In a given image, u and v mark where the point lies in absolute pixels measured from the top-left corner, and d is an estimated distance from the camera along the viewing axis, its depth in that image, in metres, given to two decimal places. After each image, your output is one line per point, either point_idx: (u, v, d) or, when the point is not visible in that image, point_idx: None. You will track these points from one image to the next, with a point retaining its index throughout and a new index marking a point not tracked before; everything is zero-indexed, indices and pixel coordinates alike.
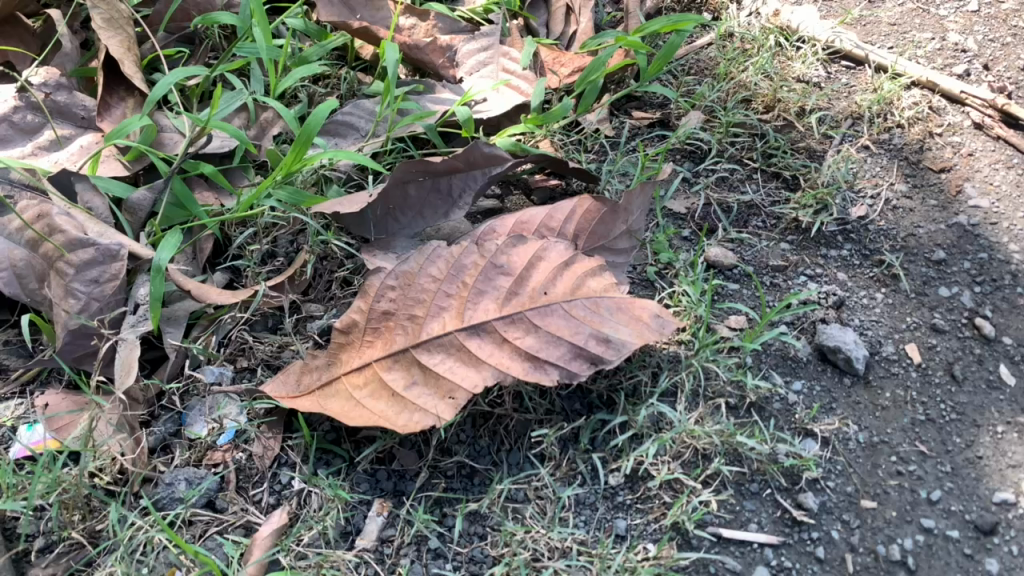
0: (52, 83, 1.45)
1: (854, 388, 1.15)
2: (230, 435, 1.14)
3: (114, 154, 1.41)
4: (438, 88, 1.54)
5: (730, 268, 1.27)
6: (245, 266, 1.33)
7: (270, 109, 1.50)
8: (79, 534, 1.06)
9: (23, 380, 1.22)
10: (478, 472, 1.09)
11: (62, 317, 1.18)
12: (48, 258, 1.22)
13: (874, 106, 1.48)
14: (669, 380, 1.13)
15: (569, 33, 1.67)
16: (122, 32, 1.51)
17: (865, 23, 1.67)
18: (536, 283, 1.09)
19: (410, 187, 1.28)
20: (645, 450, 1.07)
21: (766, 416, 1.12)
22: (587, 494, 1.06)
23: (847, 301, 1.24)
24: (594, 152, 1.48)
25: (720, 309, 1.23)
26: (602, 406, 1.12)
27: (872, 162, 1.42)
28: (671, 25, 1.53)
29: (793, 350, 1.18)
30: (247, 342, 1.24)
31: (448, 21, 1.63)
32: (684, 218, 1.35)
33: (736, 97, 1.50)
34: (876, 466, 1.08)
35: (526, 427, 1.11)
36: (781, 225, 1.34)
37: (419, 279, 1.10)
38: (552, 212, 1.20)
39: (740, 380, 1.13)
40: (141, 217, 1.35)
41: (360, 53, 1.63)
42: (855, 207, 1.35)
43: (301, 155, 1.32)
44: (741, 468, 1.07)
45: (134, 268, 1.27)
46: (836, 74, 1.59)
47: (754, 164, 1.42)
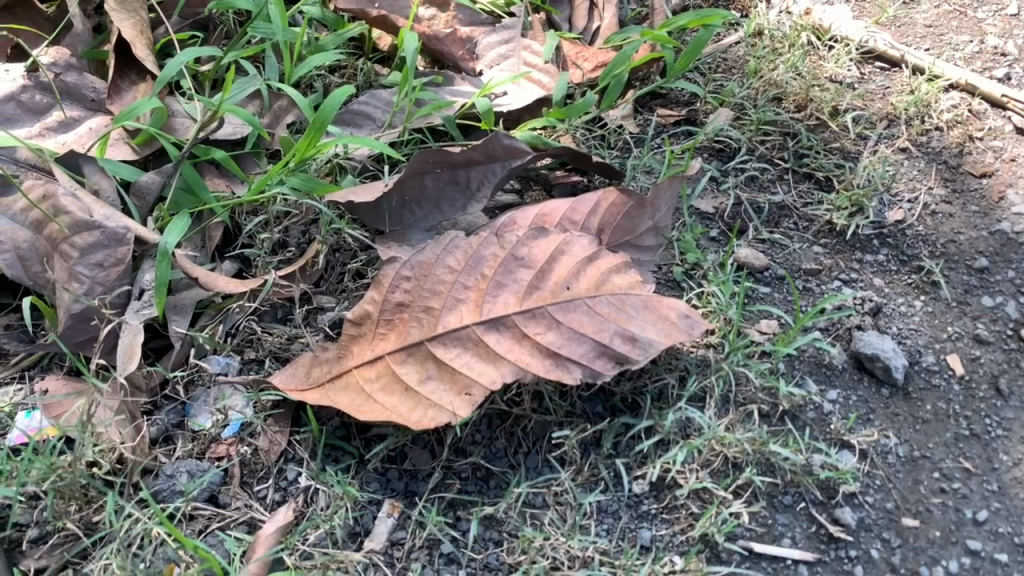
0: (61, 63, 1.41)
1: (893, 400, 1.09)
2: (236, 428, 1.09)
3: (123, 137, 1.37)
4: (457, 81, 1.51)
5: (762, 270, 1.22)
6: (254, 256, 1.29)
7: (284, 97, 1.46)
8: (74, 525, 1.01)
9: (23, 365, 1.18)
10: (494, 475, 1.03)
11: (66, 300, 1.15)
12: (51, 241, 1.19)
13: (911, 107, 1.43)
14: (698, 384, 1.07)
15: (592, 28, 1.64)
16: (135, 16, 1.48)
17: (900, 24, 1.63)
18: (559, 277, 1.03)
19: (427, 178, 1.25)
20: (673, 457, 1.01)
21: (800, 425, 1.06)
22: (610, 502, 1.01)
23: (884, 307, 1.18)
24: (618, 149, 1.44)
25: (752, 312, 1.17)
26: (626, 410, 1.06)
27: (909, 165, 1.36)
28: (699, 20, 1.51)
29: (827, 357, 1.12)
30: (255, 333, 1.19)
31: (469, 13, 1.59)
32: (712, 218, 1.30)
33: (767, 95, 1.45)
34: (918, 482, 1.02)
35: (545, 429, 1.05)
36: (814, 228, 1.28)
37: (436, 269, 1.05)
38: (575, 205, 1.14)
39: (773, 387, 1.07)
40: (149, 202, 1.31)
41: (377, 44, 1.60)
42: (892, 211, 1.30)
43: (315, 141, 1.29)
44: (773, 479, 1.00)
45: (140, 253, 1.22)
46: (870, 75, 1.54)
47: (785, 164, 1.37)
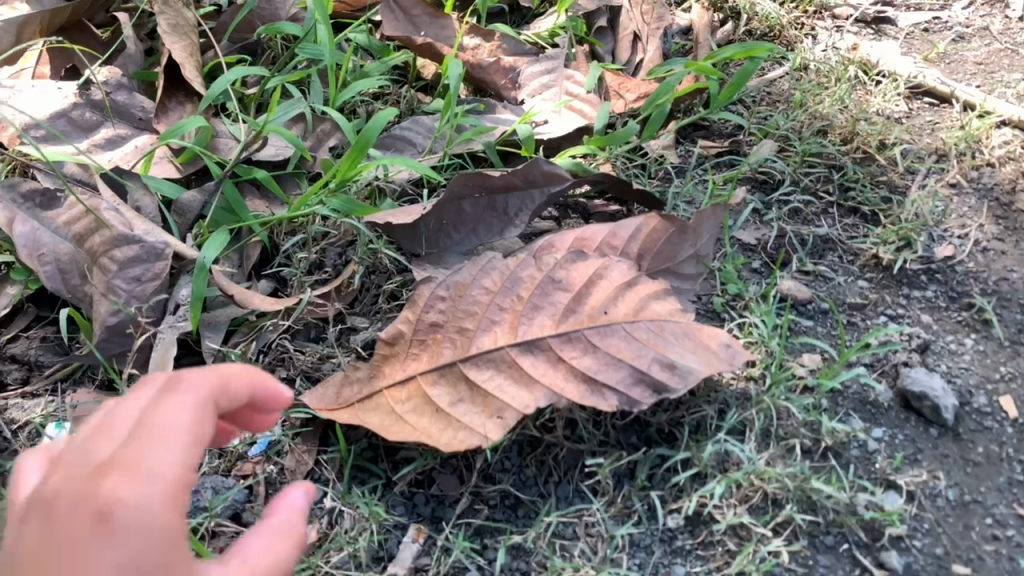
0: (112, 82, 1.44)
1: (941, 440, 1.04)
2: (263, 446, 1.07)
3: (167, 155, 1.39)
4: (499, 109, 1.51)
5: (805, 303, 1.19)
6: (291, 275, 1.28)
7: (327, 121, 1.47)
8: None
9: (57, 377, 1.19)
10: (523, 503, 1.01)
11: (103, 312, 1.16)
12: (92, 254, 1.20)
13: (961, 143, 1.39)
14: (738, 417, 1.03)
15: (635, 61, 1.63)
16: (186, 39, 1.51)
17: (949, 61, 1.60)
18: (596, 302, 1.01)
19: (465, 204, 1.24)
20: (709, 491, 0.98)
21: (843, 462, 1.02)
22: (642, 536, 0.97)
23: (932, 344, 1.14)
24: (659, 179, 1.42)
25: (795, 345, 1.14)
26: (662, 441, 1.03)
27: (959, 201, 1.33)
28: (744, 52, 1.50)
29: (873, 394, 1.08)
30: (288, 351, 1.18)
31: (514, 43, 1.61)
32: (754, 249, 1.27)
33: (812, 127, 1.43)
34: (968, 528, 0.97)
35: (577, 459, 1.02)
36: (860, 261, 1.25)
37: (471, 291, 1.04)
38: (615, 229, 1.13)
39: (815, 421, 1.03)
40: (190, 219, 1.32)
41: (421, 73, 1.61)
42: (941, 246, 1.26)
43: (356, 163, 1.30)
44: (815, 517, 0.96)
45: (178, 269, 1.23)
46: (919, 110, 1.50)
47: (830, 198, 1.34)
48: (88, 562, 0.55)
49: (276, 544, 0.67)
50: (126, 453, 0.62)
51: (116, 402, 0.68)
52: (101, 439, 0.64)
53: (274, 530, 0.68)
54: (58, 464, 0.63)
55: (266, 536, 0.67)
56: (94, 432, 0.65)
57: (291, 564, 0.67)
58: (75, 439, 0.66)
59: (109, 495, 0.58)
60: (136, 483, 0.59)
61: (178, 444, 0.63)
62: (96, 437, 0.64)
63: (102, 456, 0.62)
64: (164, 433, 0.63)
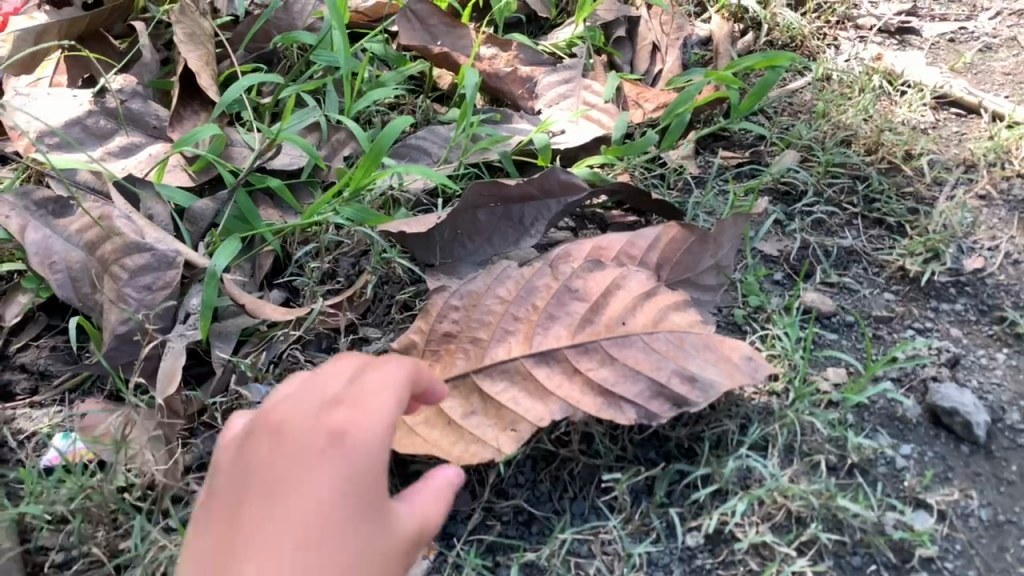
0: (128, 90, 1.43)
1: (973, 458, 1.00)
2: None
3: (181, 164, 1.38)
4: (516, 118, 1.49)
5: (829, 315, 1.15)
6: (303, 285, 1.27)
7: (343, 130, 1.45)
8: (99, 549, 0.98)
9: (66, 387, 1.18)
10: (537, 520, 0.98)
11: (113, 320, 1.15)
12: (103, 262, 1.19)
13: (990, 154, 1.36)
14: (760, 432, 1.00)
15: (654, 72, 1.61)
16: (202, 48, 1.50)
17: (977, 71, 1.57)
18: (613, 312, 0.98)
19: (480, 213, 1.22)
20: (731, 509, 0.94)
21: (871, 479, 0.98)
22: (661, 554, 0.94)
23: (962, 359, 1.11)
24: (678, 189, 1.39)
25: (820, 358, 1.10)
26: (681, 456, 1.00)
27: (989, 213, 1.29)
28: (765, 62, 1.47)
29: (901, 409, 1.04)
30: (299, 362, 1.16)
31: (531, 53, 1.57)
32: (776, 261, 1.24)
33: (835, 137, 1.40)
34: (1003, 550, 0.93)
35: (592, 474, 0.99)
36: (885, 274, 1.21)
37: (485, 301, 1.01)
38: (633, 239, 1.10)
39: (841, 436, 0.99)
40: (202, 227, 1.31)
41: (437, 83, 1.60)
42: (970, 258, 1.22)
43: (371, 170, 1.28)
44: (841, 537, 0.92)
45: (189, 278, 1.22)
46: (945, 121, 1.47)
47: (854, 209, 1.31)
48: (312, 475, 0.64)
49: (427, 497, 0.73)
50: (343, 399, 0.71)
51: (327, 369, 0.77)
52: (316, 389, 0.73)
53: (435, 486, 0.75)
54: (275, 402, 0.72)
55: (437, 485, 0.75)
56: (305, 381, 0.74)
57: (439, 521, 0.73)
58: (291, 386, 0.75)
59: (334, 428, 0.67)
60: (359, 418, 0.68)
61: (389, 398, 0.71)
62: (315, 384, 0.74)
63: (330, 393, 0.72)
64: (379, 387, 0.72)
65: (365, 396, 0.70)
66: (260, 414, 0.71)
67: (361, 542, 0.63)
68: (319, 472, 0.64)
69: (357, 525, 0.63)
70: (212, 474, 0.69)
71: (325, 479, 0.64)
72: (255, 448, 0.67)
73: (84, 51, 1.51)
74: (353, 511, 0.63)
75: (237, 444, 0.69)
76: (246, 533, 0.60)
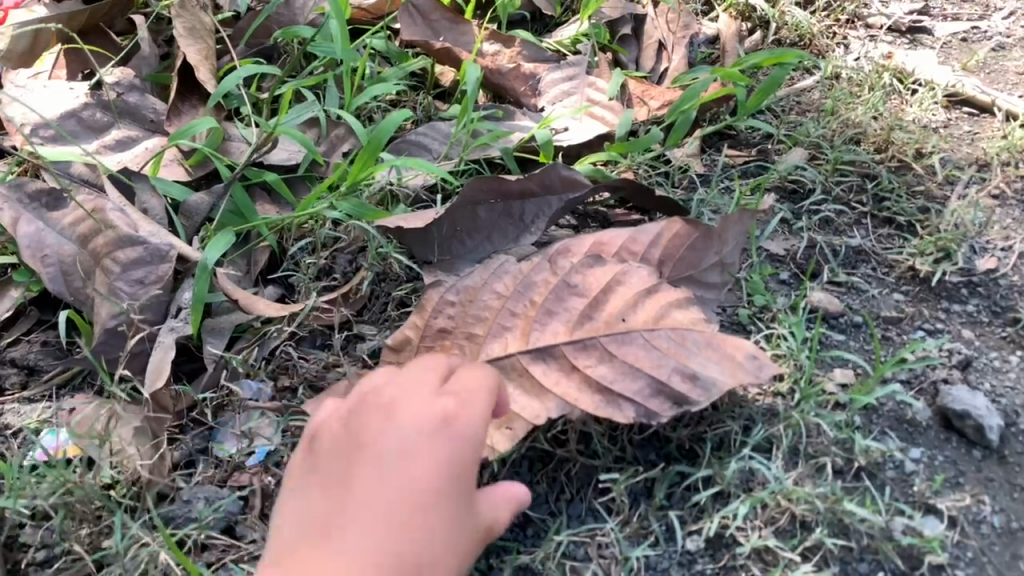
0: (124, 83, 1.42)
1: (985, 463, 0.97)
2: (261, 456, 1.04)
3: (177, 158, 1.36)
4: (518, 116, 1.46)
5: (837, 315, 1.12)
6: (298, 281, 1.24)
7: (342, 126, 1.42)
8: (80, 547, 0.96)
9: (56, 382, 1.15)
10: (533, 522, 0.94)
11: (104, 315, 1.13)
12: (95, 255, 1.17)
13: (1003, 153, 1.32)
14: (764, 433, 0.97)
15: (660, 70, 1.58)
16: (202, 42, 1.48)
17: (989, 71, 1.53)
18: (613, 309, 0.95)
19: (480, 209, 1.19)
20: (732, 511, 0.91)
21: (878, 483, 0.94)
22: (659, 558, 0.91)
23: (974, 361, 1.07)
24: (683, 188, 1.36)
25: (827, 359, 1.07)
26: (682, 458, 0.97)
27: (1002, 212, 1.25)
28: (773, 58, 1.44)
29: (910, 412, 1.01)
30: (292, 359, 1.14)
31: (534, 49, 1.55)
32: (783, 260, 1.21)
33: (844, 135, 1.37)
34: (1016, 558, 0.89)
35: (590, 475, 0.96)
36: (895, 274, 1.18)
37: (482, 295, 1.00)
38: (635, 234, 1.07)
39: (848, 439, 0.96)
40: (197, 221, 1.28)
41: (439, 79, 1.57)
42: (983, 258, 1.19)
43: (369, 162, 1.28)
44: (847, 542, 0.89)
45: (182, 272, 1.20)
46: (957, 120, 1.44)
47: (863, 208, 1.28)
48: (428, 444, 0.82)
49: (496, 501, 0.84)
50: (446, 399, 0.85)
51: (424, 373, 0.89)
52: (421, 387, 0.87)
53: (497, 495, 0.85)
54: (386, 384, 0.89)
55: (505, 492, 0.86)
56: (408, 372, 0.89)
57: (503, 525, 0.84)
58: (397, 383, 0.89)
59: (442, 416, 0.83)
60: (461, 415, 0.84)
61: (480, 404, 0.84)
62: (420, 384, 0.87)
63: (435, 393, 0.86)
64: (472, 396, 0.85)
65: (467, 401, 0.84)
66: (374, 391, 0.89)
67: (459, 500, 0.81)
68: (433, 446, 0.82)
69: (452, 500, 0.80)
70: (344, 440, 0.86)
71: (437, 450, 0.82)
72: (379, 421, 0.85)
73: (69, 31, 1.48)
74: (453, 487, 0.81)
75: (355, 409, 0.88)
76: (384, 471, 0.81)
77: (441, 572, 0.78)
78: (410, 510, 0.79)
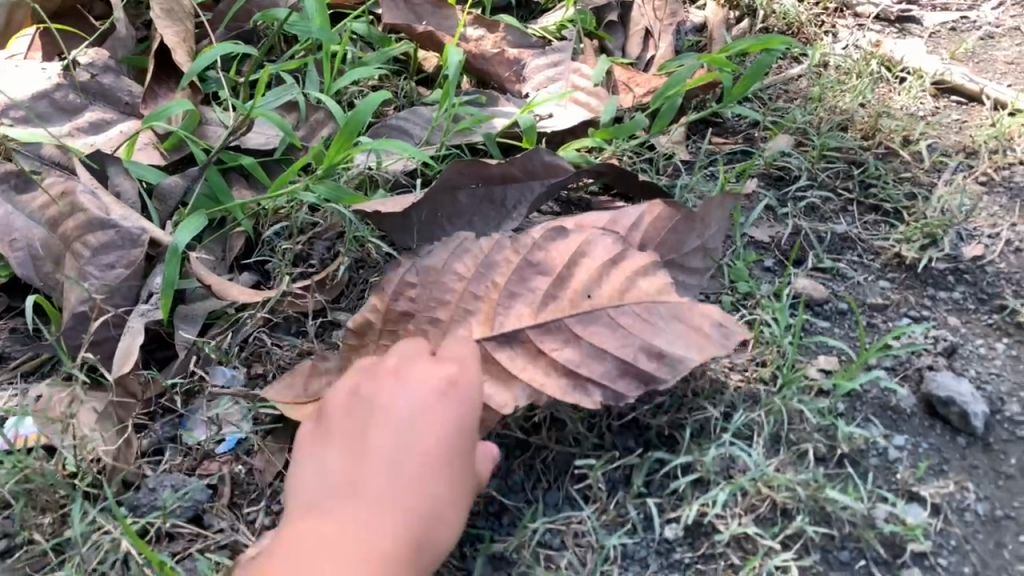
0: (99, 64, 1.39)
1: (969, 451, 0.95)
2: (231, 443, 1.01)
3: (152, 141, 1.33)
4: (501, 102, 1.44)
5: (822, 302, 1.10)
6: (275, 268, 1.21)
7: (322, 110, 1.39)
8: (41, 538, 0.94)
9: (23, 369, 1.12)
10: (508, 510, 0.92)
11: (73, 300, 1.10)
12: (65, 239, 1.14)
13: (991, 141, 1.31)
14: (745, 418, 0.95)
15: (646, 58, 1.56)
16: (180, 25, 1.45)
17: (978, 60, 1.52)
18: (578, 284, 0.93)
19: (461, 194, 1.16)
20: (712, 498, 0.89)
21: (861, 471, 0.92)
22: (636, 547, 0.89)
23: (959, 348, 1.05)
24: (667, 175, 1.34)
25: (811, 345, 1.05)
26: (661, 445, 0.95)
27: (989, 200, 1.24)
28: (759, 44, 1.42)
29: (894, 399, 0.99)
30: (265, 346, 1.11)
31: (519, 35, 1.52)
32: (767, 246, 1.19)
33: (830, 122, 1.35)
34: (1000, 546, 0.88)
35: (568, 462, 0.94)
36: (881, 260, 1.16)
37: (444, 276, 0.96)
38: (617, 217, 1.05)
39: (830, 426, 0.94)
40: (171, 206, 1.26)
41: (422, 66, 1.55)
42: (969, 246, 1.17)
43: (347, 145, 1.25)
44: (829, 530, 0.87)
45: (153, 256, 1.17)
46: (945, 108, 1.42)
47: (850, 195, 1.26)
48: (434, 413, 0.84)
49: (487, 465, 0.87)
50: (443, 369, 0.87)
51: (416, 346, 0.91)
52: (418, 359, 0.89)
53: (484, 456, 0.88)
54: (389, 354, 0.92)
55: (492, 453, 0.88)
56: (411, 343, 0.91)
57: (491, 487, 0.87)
58: (392, 357, 0.91)
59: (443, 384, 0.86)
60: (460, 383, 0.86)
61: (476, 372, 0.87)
62: (415, 357, 0.89)
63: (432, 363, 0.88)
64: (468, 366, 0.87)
65: (464, 371, 0.87)
66: (379, 361, 0.91)
67: (464, 466, 0.84)
68: (436, 415, 0.84)
69: (453, 467, 0.83)
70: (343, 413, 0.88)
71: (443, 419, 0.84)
72: (382, 393, 0.87)
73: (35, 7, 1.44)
74: (455, 453, 0.83)
75: (358, 381, 0.90)
76: (394, 440, 0.84)
77: (448, 532, 0.81)
78: (420, 473, 0.82)
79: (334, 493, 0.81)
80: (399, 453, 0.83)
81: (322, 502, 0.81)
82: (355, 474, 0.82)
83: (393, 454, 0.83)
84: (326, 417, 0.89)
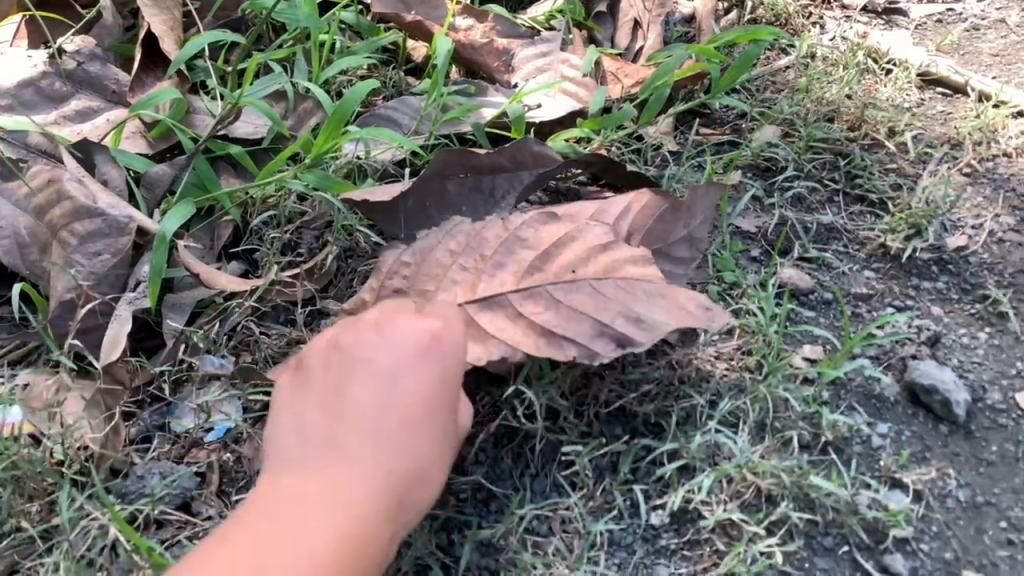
0: (86, 51, 1.37)
1: (951, 438, 0.96)
2: (220, 433, 1.02)
3: (139, 129, 1.33)
4: (490, 92, 1.43)
5: (807, 292, 1.11)
6: (263, 257, 1.21)
7: (310, 99, 1.39)
8: (30, 526, 0.94)
9: (11, 359, 1.12)
10: (496, 497, 0.93)
11: (60, 288, 1.10)
12: (52, 227, 1.14)
13: (975, 132, 1.32)
14: (730, 405, 0.96)
15: (635, 49, 1.55)
16: (167, 13, 1.44)
17: (963, 52, 1.53)
18: (564, 260, 0.94)
19: (449, 183, 1.16)
20: (697, 485, 0.90)
21: (845, 458, 0.93)
22: (623, 533, 0.90)
23: (942, 338, 1.07)
24: (655, 165, 1.35)
25: (796, 334, 1.06)
26: (648, 432, 0.96)
27: (973, 191, 1.25)
28: (746, 35, 1.43)
29: (878, 388, 1.00)
30: (253, 335, 1.11)
31: (509, 25, 1.52)
32: (754, 237, 1.19)
33: (818, 112, 1.35)
34: (980, 532, 0.89)
35: (555, 450, 0.95)
36: (866, 251, 1.17)
37: (434, 254, 0.97)
38: (603, 207, 1.05)
39: (815, 414, 0.95)
40: (159, 194, 1.25)
41: (411, 55, 1.54)
42: (953, 236, 1.18)
43: (336, 132, 1.27)
44: (813, 516, 0.88)
45: (141, 244, 1.16)
46: (930, 100, 1.43)
47: (836, 185, 1.27)
48: (420, 365, 0.80)
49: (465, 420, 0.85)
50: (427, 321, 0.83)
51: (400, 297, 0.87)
52: (402, 310, 0.85)
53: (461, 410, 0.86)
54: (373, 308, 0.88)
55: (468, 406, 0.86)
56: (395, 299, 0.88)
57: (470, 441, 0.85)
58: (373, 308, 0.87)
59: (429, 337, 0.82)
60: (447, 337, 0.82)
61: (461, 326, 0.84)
62: (398, 308, 0.86)
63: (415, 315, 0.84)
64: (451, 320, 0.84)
65: (449, 325, 0.83)
66: (361, 314, 0.88)
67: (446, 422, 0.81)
68: (419, 368, 0.81)
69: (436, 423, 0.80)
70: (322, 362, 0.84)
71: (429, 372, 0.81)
72: (363, 342, 0.83)
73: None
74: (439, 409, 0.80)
75: (337, 332, 0.86)
76: (377, 393, 0.80)
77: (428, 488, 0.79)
78: (405, 431, 0.79)
79: (315, 448, 0.79)
80: (381, 409, 0.80)
81: (301, 457, 0.78)
82: (335, 430, 0.79)
83: (375, 410, 0.80)
84: (305, 370, 0.86)
